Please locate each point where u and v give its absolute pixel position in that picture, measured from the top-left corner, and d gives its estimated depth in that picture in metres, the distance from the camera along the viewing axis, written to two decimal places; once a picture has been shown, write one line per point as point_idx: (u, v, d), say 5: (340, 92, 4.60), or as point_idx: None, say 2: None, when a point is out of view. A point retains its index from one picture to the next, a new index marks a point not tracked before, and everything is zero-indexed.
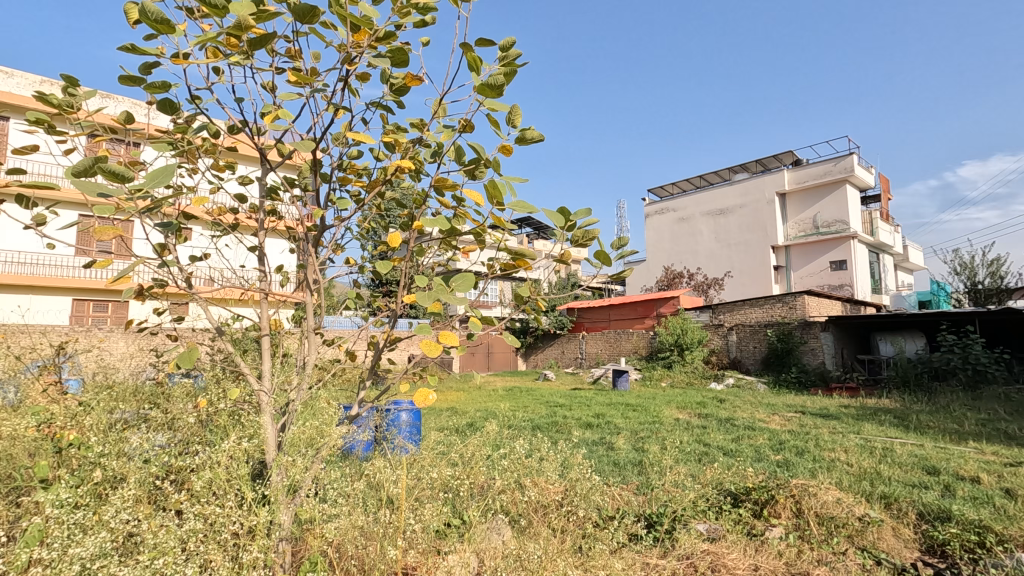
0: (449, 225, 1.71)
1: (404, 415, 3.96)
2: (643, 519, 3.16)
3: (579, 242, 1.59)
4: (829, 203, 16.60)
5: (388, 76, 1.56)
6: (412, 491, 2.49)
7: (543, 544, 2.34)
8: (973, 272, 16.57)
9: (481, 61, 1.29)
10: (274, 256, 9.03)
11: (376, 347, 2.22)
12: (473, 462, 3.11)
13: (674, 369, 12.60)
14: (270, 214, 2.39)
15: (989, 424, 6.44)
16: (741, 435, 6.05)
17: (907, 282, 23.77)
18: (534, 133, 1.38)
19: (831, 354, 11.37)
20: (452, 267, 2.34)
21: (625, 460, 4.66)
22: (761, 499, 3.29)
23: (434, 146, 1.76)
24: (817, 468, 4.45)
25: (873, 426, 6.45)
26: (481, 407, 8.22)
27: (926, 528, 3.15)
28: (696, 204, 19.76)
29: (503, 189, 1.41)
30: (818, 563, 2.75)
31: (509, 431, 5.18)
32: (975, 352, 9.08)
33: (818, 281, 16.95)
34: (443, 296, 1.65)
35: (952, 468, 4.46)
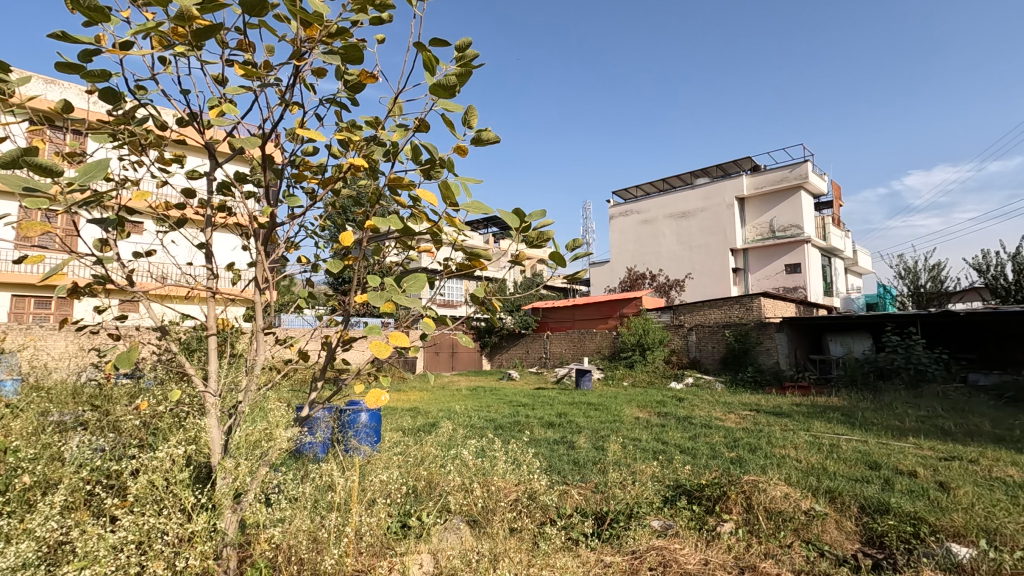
0: (403, 225, 1.69)
1: (362, 416, 3.93)
2: (599, 517, 3.22)
3: (533, 242, 1.61)
4: (785, 208, 17.23)
5: (343, 72, 1.54)
6: (365, 493, 2.47)
7: (497, 544, 2.37)
8: (916, 276, 17.44)
9: (437, 62, 1.29)
10: (228, 254, 8.76)
11: (329, 347, 2.18)
12: (427, 463, 3.11)
13: (636, 368, 12.82)
14: (220, 210, 2.32)
15: (929, 420, 6.78)
16: (698, 433, 6.20)
17: (855, 286, 24.88)
18: (490, 134, 1.39)
19: (786, 354, 11.76)
20: (411, 267, 2.34)
21: (584, 459, 4.71)
22: (714, 495, 3.41)
23: (389, 144, 1.75)
24: (767, 464, 4.63)
25: (822, 423, 6.72)
26: (443, 407, 8.17)
27: (867, 521, 3.30)
28: (659, 207, 20.14)
29: (456, 189, 1.41)
30: (765, 556, 2.84)
31: (467, 432, 5.17)
32: (917, 353, 9.54)
33: (774, 283, 17.52)
34: (395, 296, 1.64)
35: (892, 463, 4.69)
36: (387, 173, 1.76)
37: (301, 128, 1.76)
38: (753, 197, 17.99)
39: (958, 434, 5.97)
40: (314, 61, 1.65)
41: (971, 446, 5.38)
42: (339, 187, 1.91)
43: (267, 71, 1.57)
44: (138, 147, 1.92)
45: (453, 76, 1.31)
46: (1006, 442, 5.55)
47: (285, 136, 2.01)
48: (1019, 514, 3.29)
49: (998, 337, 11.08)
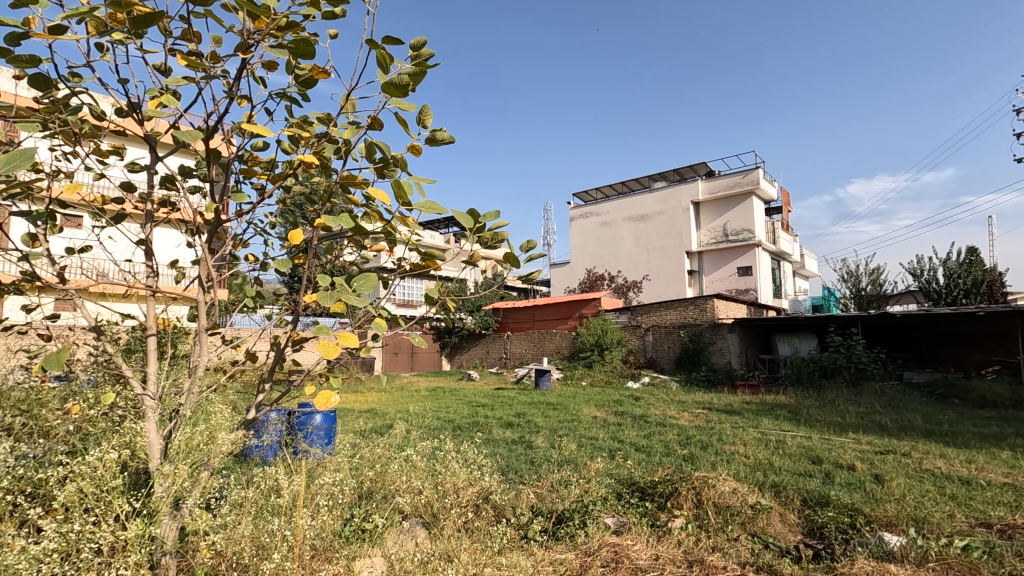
0: (355, 224, 1.66)
1: (317, 418, 3.85)
2: (554, 516, 3.23)
3: (488, 243, 1.61)
4: (737, 213, 17.82)
5: (294, 66, 1.49)
6: (314, 496, 2.42)
7: (449, 545, 2.36)
8: (858, 279, 18.35)
9: (390, 59, 1.27)
10: (174, 252, 8.40)
11: (277, 348, 2.12)
12: (380, 466, 3.06)
13: (594, 368, 12.99)
14: (163, 205, 2.21)
15: (867, 416, 7.16)
16: (653, 432, 6.32)
17: (802, 288, 25.99)
18: (444, 134, 1.38)
19: (737, 354, 12.17)
20: (365, 266, 2.30)
21: (541, 459, 4.73)
22: (667, 492, 3.49)
23: (342, 141, 1.70)
24: (717, 460, 4.78)
25: (770, 420, 6.97)
26: (400, 407, 8.07)
27: (809, 513, 3.44)
28: (618, 210, 20.47)
29: (409, 188, 1.39)
30: (713, 549, 2.94)
31: (423, 433, 5.11)
32: (857, 352, 10.04)
33: (727, 285, 18.10)
34: (346, 296, 1.59)
35: (833, 457, 4.92)
36: (339, 171, 1.72)
37: (250, 122, 1.69)
38: (708, 201, 18.53)
39: (893, 429, 6.32)
40: (263, 55, 1.60)
41: (905, 440, 5.70)
42: (290, 184, 1.84)
43: (211, 61, 1.50)
44: (70, 138, 1.81)
45: (407, 74, 1.29)
46: (935, 436, 5.91)
47: (234, 130, 1.94)
48: (945, 504, 3.52)
49: (931, 337, 11.78)
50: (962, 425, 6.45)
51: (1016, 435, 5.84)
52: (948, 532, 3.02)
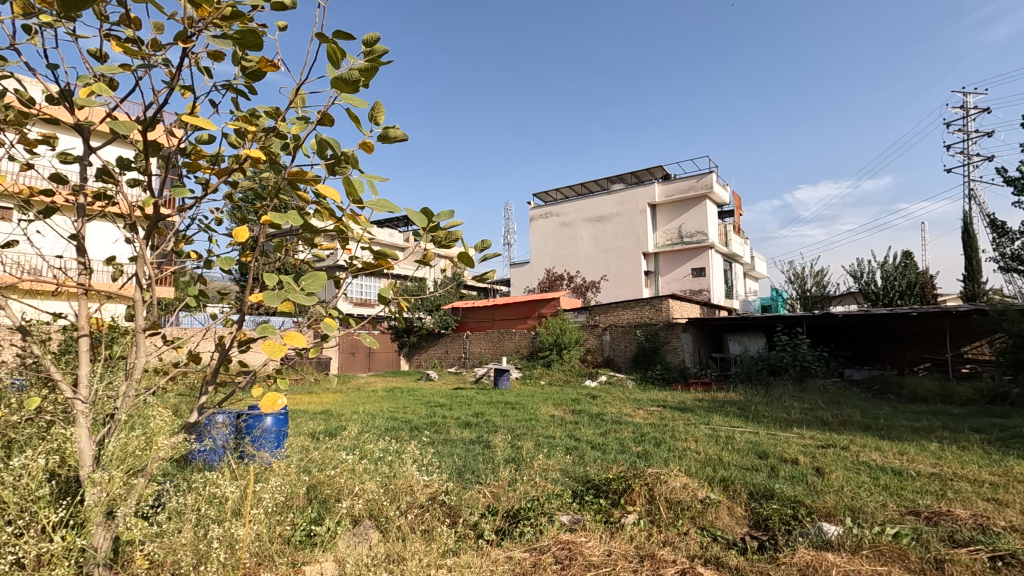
0: (305, 222, 1.61)
1: (267, 421, 3.75)
2: (510, 515, 3.24)
3: (440, 242, 1.61)
4: (692, 216, 18.33)
5: (241, 58, 1.45)
6: (261, 501, 2.36)
7: (401, 549, 2.33)
8: (803, 281, 19.18)
9: (339, 54, 1.24)
10: (112, 247, 7.94)
11: (221, 348, 2.03)
12: (330, 467, 2.99)
13: (553, 367, 13.10)
14: (97, 199, 2.08)
15: (811, 412, 7.50)
16: (608, 429, 6.44)
17: (752, 289, 26.97)
18: (397, 132, 1.37)
19: (690, 353, 12.53)
20: (316, 265, 2.24)
21: (496, 458, 4.74)
22: (620, 489, 3.57)
23: (291, 136, 1.66)
24: (670, 457, 4.91)
25: (721, 417, 7.20)
26: (357, 409, 7.91)
27: (755, 506, 3.57)
28: (577, 210, 20.69)
29: (361, 187, 1.37)
30: (664, 543, 3.01)
31: (378, 436, 5.03)
32: (802, 351, 10.49)
33: (681, 286, 18.59)
34: (293, 294, 1.53)
35: (778, 452, 5.13)
36: (288, 167, 1.67)
37: (192, 114, 1.62)
38: (664, 204, 18.98)
39: (834, 423, 6.65)
40: (207, 45, 1.54)
41: (844, 434, 6.00)
42: (236, 180, 1.78)
43: (151, 49, 1.44)
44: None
45: (358, 70, 1.27)
46: (872, 429, 6.24)
47: (175, 124, 1.86)
48: (880, 494, 3.73)
49: (869, 337, 12.42)
50: (895, 419, 6.84)
51: (943, 428, 6.25)
52: (881, 520, 3.20)
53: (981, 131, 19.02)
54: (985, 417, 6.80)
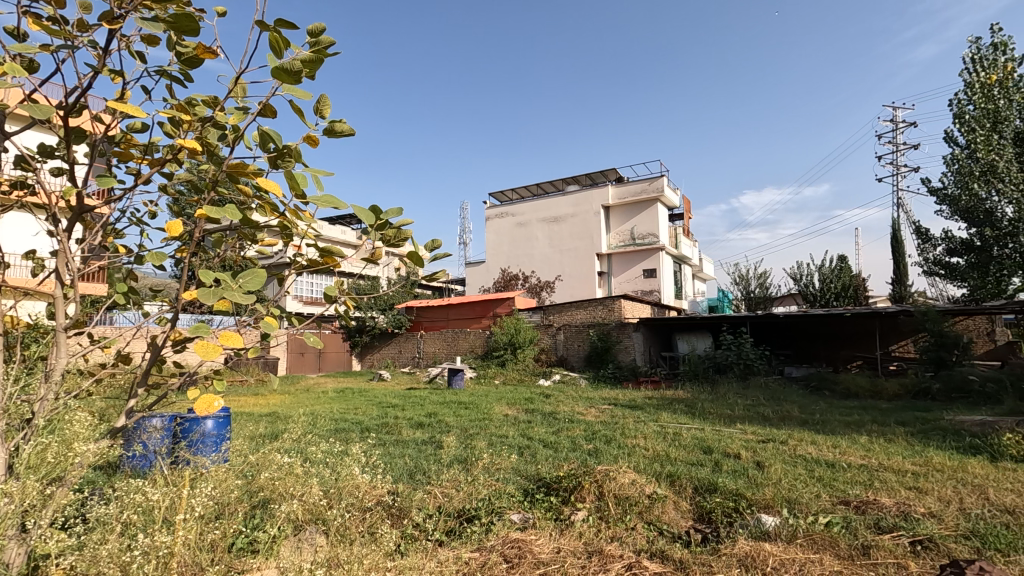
0: (246, 218, 1.52)
1: (208, 424, 3.58)
2: (461, 515, 3.20)
3: (389, 240, 1.56)
4: (644, 218, 18.76)
5: (176, 43, 1.35)
6: (195, 508, 2.24)
7: (343, 552, 2.27)
8: (748, 283, 19.96)
9: (282, 43, 1.17)
10: (35, 239, 7.37)
11: (153, 349, 1.85)
12: (269, 470, 2.87)
13: (507, 367, 13.11)
14: (12, 188, 1.91)
15: (754, 408, 7.81)
16: (560, 428, 6.51)
17: (700, 290, 27.86)
18: (344, 126, 1.31)
19: (641, 352, 12.82)
20: (258, 263, 2.12)
21: (447, 457, 4.72)
22: (570, 486, 3.61)
23: (232, 128, 1.56)
24: (620, 454, 5.00)
25: (669, 414, 7.41)
26: (306, 410, 7.69)
27: (699, 500, 3.69)
28: (532, 210, 20.79)
29: (304, 183, 1.31)
30: (612, 539, 3.06)
31: (326, 438, 4.89)
32: (746, 350, 10.92)
33: (633, 287, 19.00)
34: (231, 291, 1.43)
35: (722, 447, 5.31)
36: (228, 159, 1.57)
37: (122, 100, 1.50)
38: (617, 206, 19.34)
39: (774, 419, 6.96)
40: (140, 29, 1.43)
41: (783, 429, 6.27)
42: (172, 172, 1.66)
43: (78, 31, 1.33)
44: None
45: (301, 61, 1.20)
46: (809, 424, 6.57)
47: (105, 111, 1.72)
48: (814, 485, 3.92)
49: (808, 336, 13.04)
50: (830, 414, 7.22)
51: (872, 421, 6.63)
52: (815, 510, 3.36)
53: (908, 143, 20.34)
54: (909, 411, 7.28)
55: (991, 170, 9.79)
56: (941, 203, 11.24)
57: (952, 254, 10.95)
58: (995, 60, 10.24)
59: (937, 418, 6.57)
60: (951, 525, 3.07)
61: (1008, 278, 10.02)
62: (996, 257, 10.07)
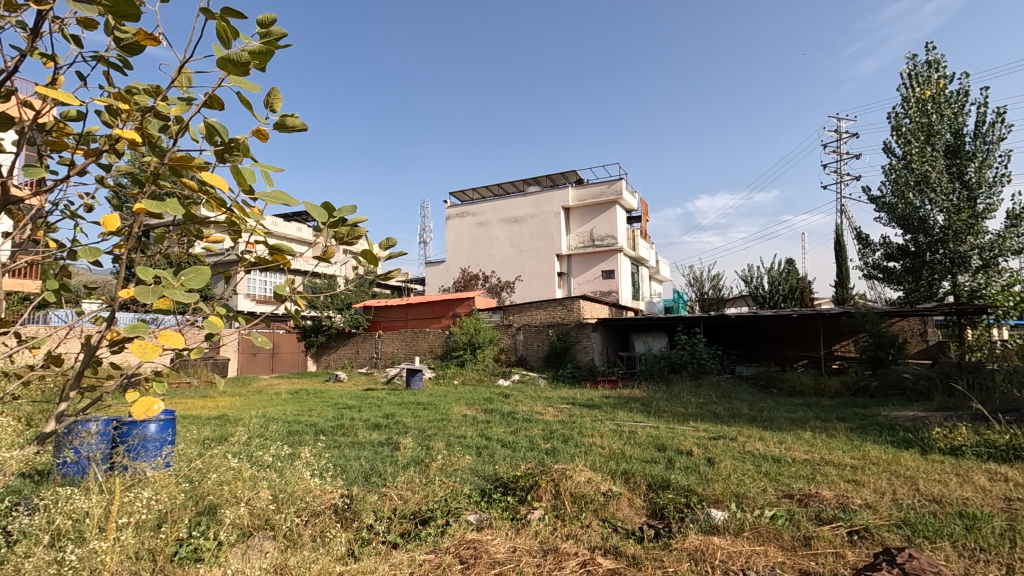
0: (191, 214, 1.44)
1: (150, 427, 3.40)
2: (417, 517, 3.16)
3: (343, 238, 1.51)
4: (603, 220, 19.04)
5: (115, 28, 1.26)
6: (130, 515, 2.12)
7: (292, 557, 2.21)
8: (701, 284, 20.56)
9: (229, 33, 1.10)
10: None
11: (87, 349, 1.71)
12: (215, 474, 2.77)
13: (466, 367, 13.05)
14: None
15: (706, 406, 8.04)
16: (519, 427, 6.53)
17: (657, 291, 28.51)
18: (295, 121, 1.27)
19: (599, 352, 13.01)
20: (204, 261, 2.01)
21: (404, 458, 4.66)
22: (527, 486, 3.62)
23: (175, 118, 1.47)
24: (577, 452, 5.06)
25: (625, 412, 7.56)
26: (258, 412, 7.44)
27: (652, 496, 3.77)
28: (493, 210, 20.78)
29: (253, 180, 1.24)
30: (567, 537, 3.10)
31: (277, 442, 4.74)
32: (699, 349, 11.25)
33: (592, 287, 19.26)
34: (172, 289, 1.34)
35: (675, 444, 5.45)
36: (170, 151, 1.48)
37: (54, 86, 1.39)
38: (577, 208, 19.57)
39: (724, 416, 7.19)
40: (75, 11, 1.33)
41: (733, 426, 6.48)
42: (109, 164, 1.55)
43: (3, 10, 1.23)
44: None
45: (250, 52, 1.14)
46: (757, 421, 6.81)
47: (35, 96, 1.60)
48: (761, 479, 4.07)
49: (757, 336, 13.54)
50: (777, 411, 7.51)
51: (816, 418, 6.94)
52: (761, 504, 3.48)
53: (850, 153, 21.36)
54: (849, 407, 7.67)
55: (924, 180, 10.51)
56: (879, 211, 11.85)
57: (890, 259, 11.51)
58: (929, 76, 10.88)
59: (874, 414, 6.94)
60: (885, 515, 3.24)
61: (939, 282, 10.66)
62: (929, 262, 10.67)
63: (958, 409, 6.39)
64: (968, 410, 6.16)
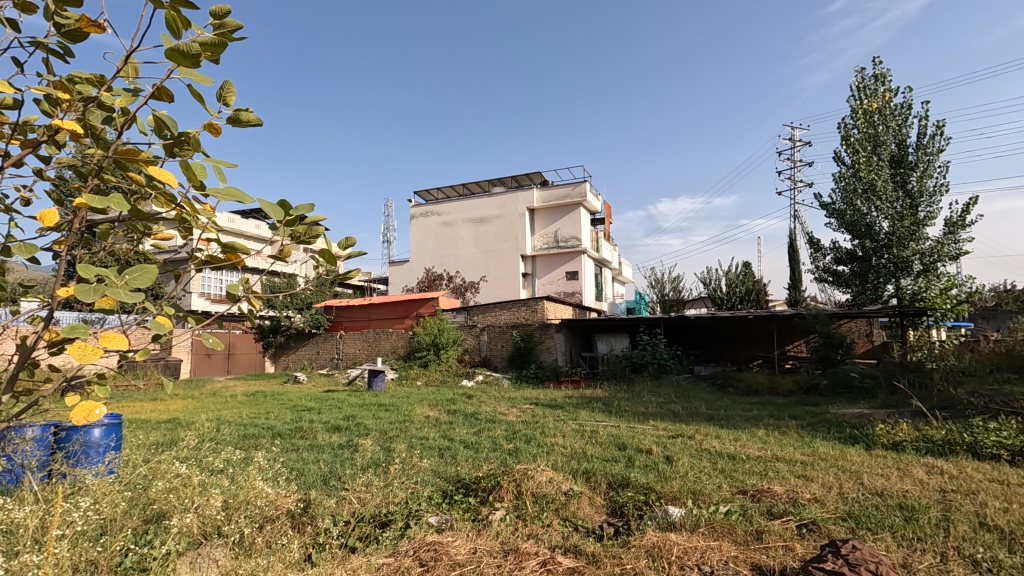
0: (138, 211, 1.37)
1: (94, 432, 3.23)
2: (376, 520, 3.10)
3: (300, 238, 1.47)
4: (567, 222, 19.22)
5: (54, 13, 1.19)
6: (67, 526, 2.01)
7: (244, 564, 2.15)
8: (663, 286, 20.98)
9: (180, 23, 1.06)
10: None
11: (23, 350, 1.60)
12: (160, 481, 2.65)
13: (429, 368, 12.93)
14: None
15: (665, 405, 8.21)
16: (481, 428, 6.52)
17: (620, 293, 28.93)
18: (250, 116, 1.22)
19: (562, 352, 13.14)
20: (153, 260, 1.92)
21: (365, 461, 4.59)
22: (489, 487, 3.62)
23: (122, 110, 1.40)
24: (539, 452, 5.08)
25: (587, 412, 7.66)
26: (211, 415, 7.18)
27: (612, 495, 3.83)
28: (458, 211, 20.69)
29: (203, 176, 1.19)
30: (528, 536, 3.11)
31: (232, 447, 4.58)
32: (660, 350, 11.49)
33: (556, 288, 19.40)
34: (115, 288, 1.26)
35: (635, 443, 5.55)
36: (116, 144, 1.41)
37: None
38: (542, 209, 19.68)
39: (683, 415, 7.36)
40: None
41: (691, 425, 6.65)
42: (46, 156, 1.46)
43: None
44: None
45: (201, 43, 1.09)
46: (714, 420, 7.00)
47: None
48: (717, 476, 4.19)
49: (715, 337, 13.91)
50: (733, 410, 7.73)
51: (769, 416, 7.19)
52: (716, 500, 3.59)
53: (803, 161, 22.22)
54: (801, 405, 7.97)
55: (871, 189, 11.02)
56: (830, 216, 12.35)
57: (839, 263, 12.00)
58: (876, 89, 11.45)
59: (823, 412, 7.23)
60: (832, 508, 3.39)
61: (884, 285, 11.17)
62: (875, 266, 11.15)
63: (900, 407, 6.74)
64: (909, 407, 6.50)
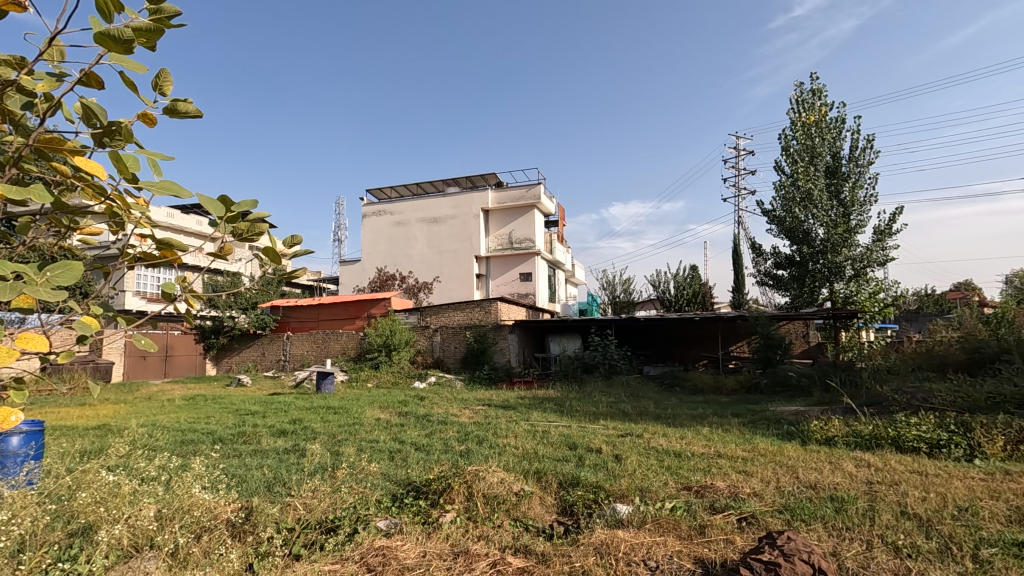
0: (61, 203, 1.27)
1: (11, 441, 3.01)
2: (322, 526, 3.02)
3: (242, 235, 1.41)
4: (522, 223, 19.32)
5: None
6: None
7: None
8: (614, 288, 21.40)
9: (111, 6, 1.00)
10: None
11: None
12: (87, 491, 2.48)
13: (380, 369, 12.71)
14: None
15: (615, 405, 8.38)
16: (434, 430, 6.47)
17: (572, 294, 29.31)
18: (188, 106, 1.16)
19: (515, 353, 13.19)
20: (78, 256, 1.79)
21: (311, 465, 4.46)
22: (439, 489, 3.58)
23: (43, 96, 1.30)
24: (490, 454, 5.08)
25: (539, 413, 7.72)
26: (145, 421, 6.81)
27: (563, 494, 3.87)
28: (411, 210, 20.43)
29: (136, 167, 1.12)
30: (478, 538, 3.11)
31: (168, 454, 4.35)
32: (610, 350, 11.71)
33: (509, 289, 19.46)
34: (35, 286, 1.15)
35: (586, 443, 5.63)
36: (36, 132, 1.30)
37: None
38: (496, 210, 19.70)
39: (632, 414, 7.54)
40: None
41: (640, 424, 6.82)
42: None
43: None
44: None
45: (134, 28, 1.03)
46: (662, 418, 7.21)
47: None
48: (664, 474, 4.30)
49: (663, 338, 14.30)
50: (680, 409, 7.97)
51: (713, 414, 7.46)
52: (663, 496, 3.69)
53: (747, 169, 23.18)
54: (743, 404, 8.31)
55: (808, 198, 11.61)
56: (771, 223, 12.92)
57: (779, 267, 12.58)
58: (813, 103, 12.07)
59: (763, 409, 7.56)
60: (769, 502, 3.55)
61: (819, 288, 11.78)
62: (811, 270, 11.67)
63: (832, 404, 7.13)
64: (841, 404, 6.88)
